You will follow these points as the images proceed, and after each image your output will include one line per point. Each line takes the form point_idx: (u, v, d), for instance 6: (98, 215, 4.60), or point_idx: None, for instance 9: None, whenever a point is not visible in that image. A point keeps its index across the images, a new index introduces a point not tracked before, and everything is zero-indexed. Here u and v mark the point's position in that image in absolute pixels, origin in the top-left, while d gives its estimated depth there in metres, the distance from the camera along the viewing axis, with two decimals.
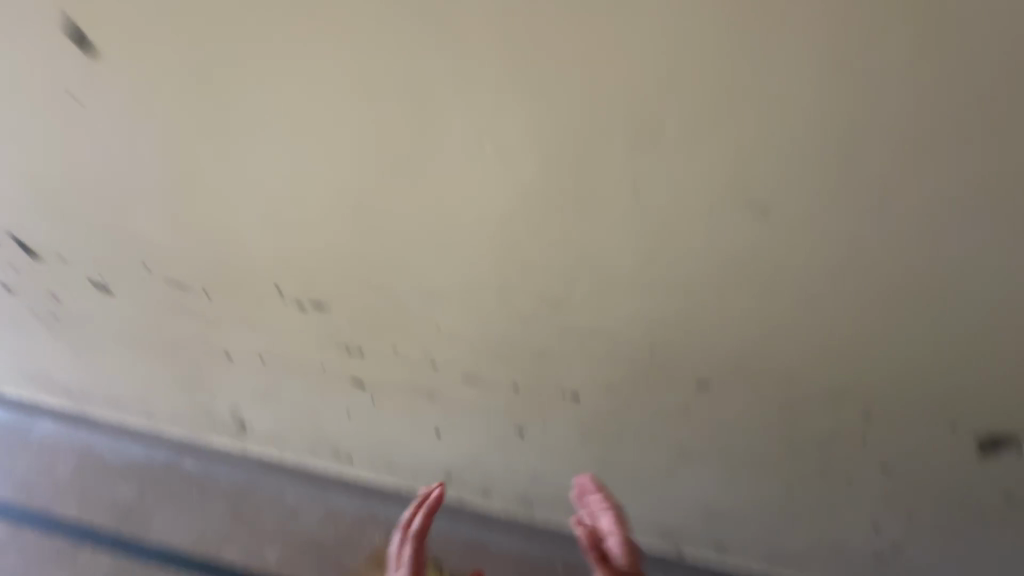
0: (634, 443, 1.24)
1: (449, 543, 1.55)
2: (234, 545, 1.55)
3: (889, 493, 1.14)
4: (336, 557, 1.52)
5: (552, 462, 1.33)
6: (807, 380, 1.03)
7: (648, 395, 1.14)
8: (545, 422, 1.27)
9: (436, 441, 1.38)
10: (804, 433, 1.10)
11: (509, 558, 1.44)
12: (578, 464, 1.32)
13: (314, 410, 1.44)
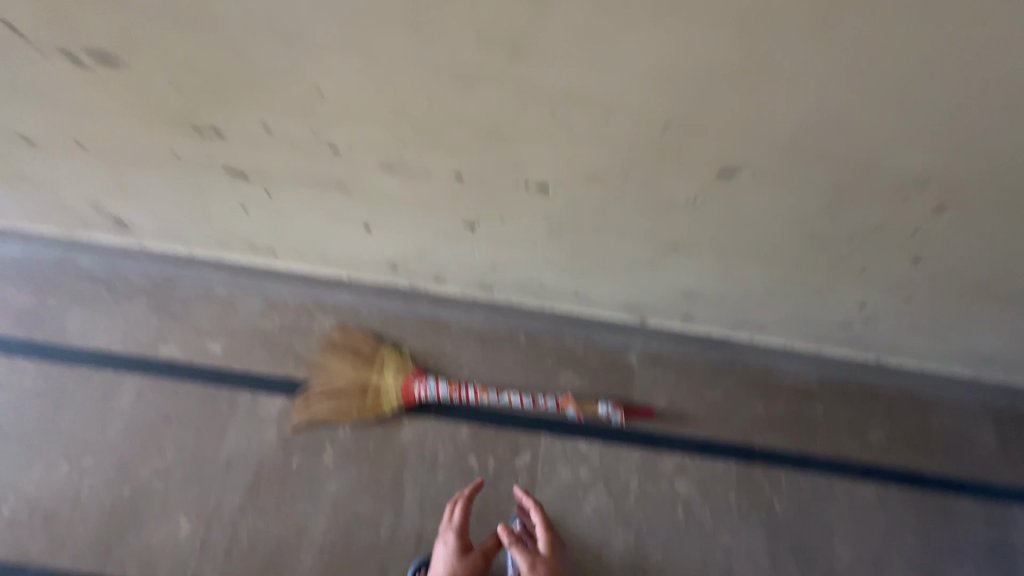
0: (601, 251, 1.12)
1: (407, 320, 1.48)
2: (170, 340, 1.42)
3: (848, 289, 1.15)
4: (286, 343, 1.44)
5: (512, 271, 1.21)
6: (804, 185, 0.89)
7: (629, 198, 0.96)
8: (505, 230, 1.07)
9: (382, 247, 1.19)
10: (795, 228, 0.99)
11: (466, 360, 1.46)
12: (543, 271, 1.19)
13: (221, 211, 1.16)
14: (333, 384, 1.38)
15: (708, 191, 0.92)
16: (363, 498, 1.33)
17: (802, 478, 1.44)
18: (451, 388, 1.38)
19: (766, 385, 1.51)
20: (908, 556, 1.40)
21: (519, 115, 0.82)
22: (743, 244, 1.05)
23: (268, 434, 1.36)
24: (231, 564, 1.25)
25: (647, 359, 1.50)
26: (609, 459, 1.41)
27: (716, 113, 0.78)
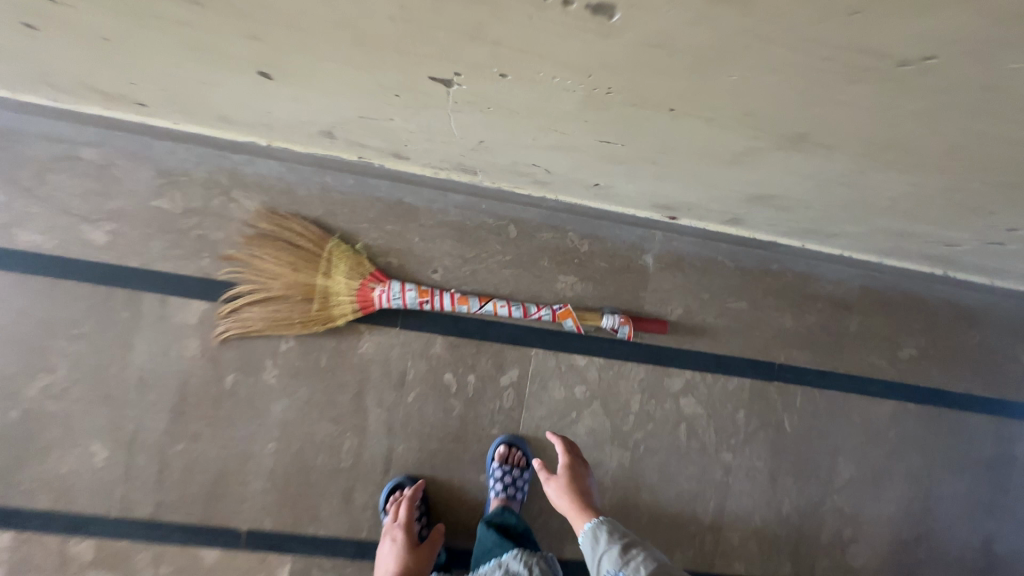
0: (644, 155, 0.71)
1: (360, 203, 1.11)
2: (28, 225, 1.02)
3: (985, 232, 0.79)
4: (195, 231, 1.07)
5: (510, 160, 0.81)
6: None
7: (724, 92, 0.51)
8: (493, 113, 0.65)
9: (304, 118, 0.76)
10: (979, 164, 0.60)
11: (433, 254, 1.14)
12: (555, 164, 0.80)
13: (19, 51, 0.68)
14: (270, 290, 1.05)
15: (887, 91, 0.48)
16: (318, 420, 1.12)
17: (821, 396, 1.29)
18: (421, 295, 1.08)
19: (801, 294, 1.27)
20: (909, 471, 1.34)
21: None
22: (872, 178, 0.66)
23: (189, 348, 1.07)
24: (163, 494, 1.08)
25: (666, 261, 1.21)
26: (603, 374, 1.20)
27: None
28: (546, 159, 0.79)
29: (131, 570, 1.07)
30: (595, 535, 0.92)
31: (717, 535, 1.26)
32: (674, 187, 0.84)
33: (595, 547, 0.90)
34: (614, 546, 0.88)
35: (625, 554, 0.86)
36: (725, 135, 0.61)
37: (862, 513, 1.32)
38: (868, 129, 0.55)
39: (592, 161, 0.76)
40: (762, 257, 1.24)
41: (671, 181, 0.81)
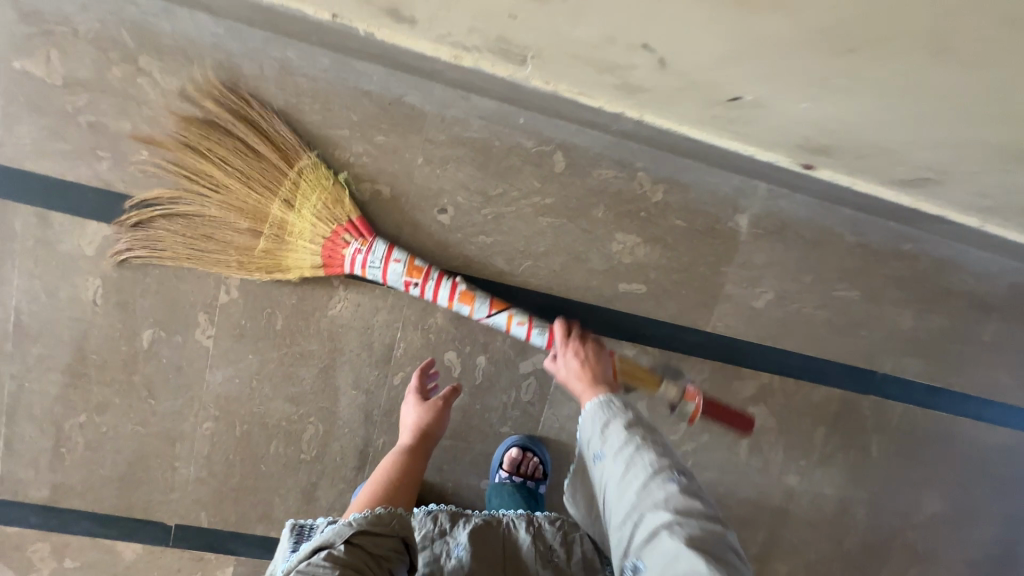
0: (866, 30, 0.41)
1: (338, 97, 0.74)
2: None
3: None
4: (86, 116, 0.71)
5: (616, 27, 0.49)
6: None
7: None
8: None
9: None
10: None
11: (443, 184, 0.78)
12: (689, 43, 0.49)
13: None
14: (203, 209, 0.71)
15: None
16: (271, 398, 0.82)
17: (924, 418, 1.00)
18: (409, 273, 0.72)
19: (932, 287, 0.94)
20: (1005, 512, 1.09)
21: None
22: None
23: (86, 289, 0.75)
24: (63, 475, 0.81)
25: (765, 226, 0.87)
26: (656, 369, 0.90)
27: None
28: (698, 25, 0.46)
29: (26, 562, 0.83)
30: (595, 415, 0.63)
31: (762, 567, 1.03)
32: (863, 109, 0.53)
33: (586, 427, 0.64)
34: (609, 426, 0.62)
35: (621, 440, 0.60)
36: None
37: (938, 554, 1.08)
38: None
39: (777, 29, 0.44)
40: (894, 233, 0.90)
41: (873, 93, 0.50)
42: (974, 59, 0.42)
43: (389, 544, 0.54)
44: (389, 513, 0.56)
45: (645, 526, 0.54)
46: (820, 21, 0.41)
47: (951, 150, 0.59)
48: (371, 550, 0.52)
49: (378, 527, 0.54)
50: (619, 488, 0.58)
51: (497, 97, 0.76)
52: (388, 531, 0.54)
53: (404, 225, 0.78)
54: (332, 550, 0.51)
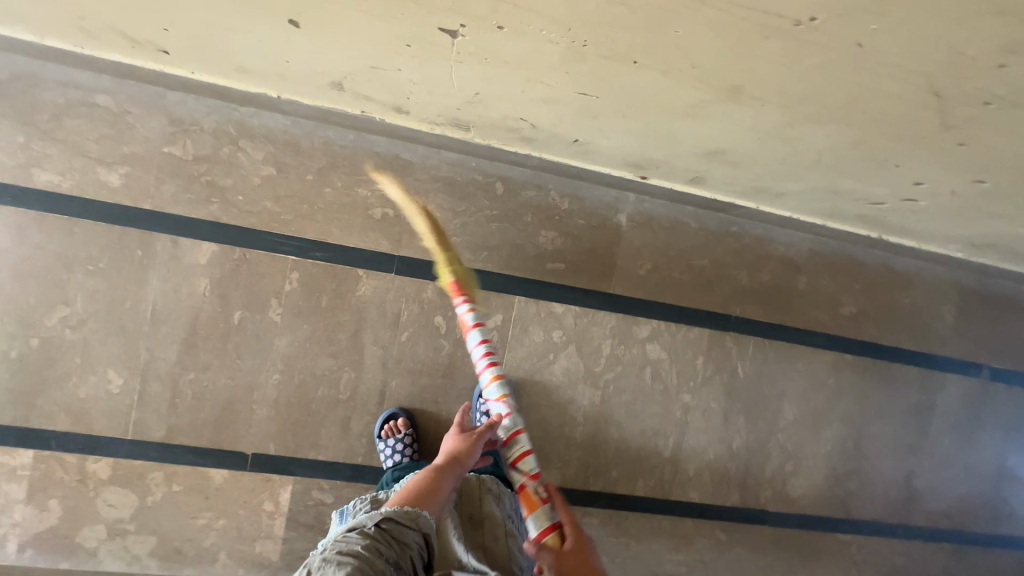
0: (600, 135, 0.91)
1: (360, 156, 1.20)
2: (45, 166, 1.09)
3: (888, 195, 0.95)
4: (206, 177, 1.15)
5: (498, 127, 0.98)
6: (867, 124, 0.66)
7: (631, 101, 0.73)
8: (474, 98, 0.85)
9: (333, 82, 0.90)
10: (843, 155, 0.78)
11: (428, 205, 1.24)
12: (531, 134, 0.98)
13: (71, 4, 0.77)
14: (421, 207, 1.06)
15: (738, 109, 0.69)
16: (319, 355, 1.22)
17: (770, 346, 1.45)
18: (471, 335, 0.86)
19: (757, 254, 1.41)
20: (845, 415, 1.51)
21: None
22: (770, 158, 0.86)
23: (199, 286, 1.16)
24: (176, 419, 1.18)
25: (638, 220, 1.34)
26: (579, 321, 1.33)
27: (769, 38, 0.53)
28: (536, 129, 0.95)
29: (146, 487, 1.18)
30: None
31: (675, 467, 1.42)
32: (632, 157, 1.03)
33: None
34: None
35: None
36: (676, 85, 0.65)
37: (802, 450, 1.50)
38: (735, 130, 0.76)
39: (566, 132, 0.94)
40: (724, 220, 1.38)
41: (629, 152, 0.99)
42: (652, 144, 0.92)
43: (406, 534, 0.80)
44: (410, 516, 0.81)
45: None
46: (581, 130, 0.91)
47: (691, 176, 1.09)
48: (392, 532, 0.79)
49: (400, 518, 0.80)
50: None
51: (458, 152, 1.24)
52: (406, 524, 0.80)
53: (404, 233, 1.23)
54: (363, 527, 0.79)
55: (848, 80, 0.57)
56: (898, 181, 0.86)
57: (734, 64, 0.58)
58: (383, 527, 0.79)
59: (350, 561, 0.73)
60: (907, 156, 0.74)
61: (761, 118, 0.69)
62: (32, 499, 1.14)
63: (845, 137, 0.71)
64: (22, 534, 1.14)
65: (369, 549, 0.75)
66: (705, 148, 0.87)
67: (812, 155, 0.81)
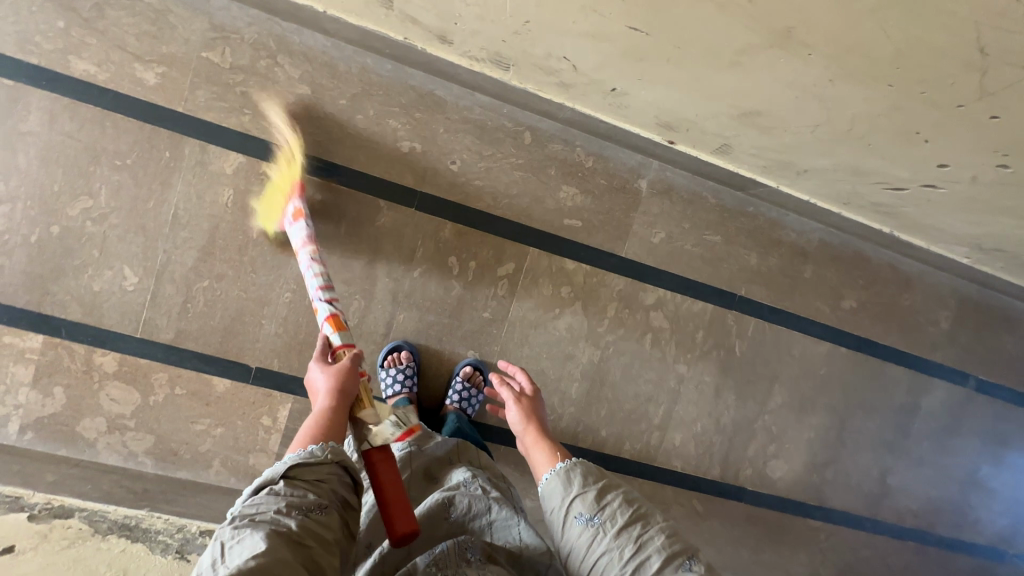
0: (634, 80, 0.93)
1: (394, 87, 1.21)
2: (83, 55, 1.09)
3: (911, 181, 0.98)
4: (241, 88, 1.15)
5: (540, 66, 0.99)
6: (902, 84, 0.70)
7: (678, 42, 0.75)
8: (519, 27, 0.86)
9: None
10: (873, 125, 0.82)
11: (457, 144, 1.25)
12: (569, 74, 0.99)
13: None
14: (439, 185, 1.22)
15: (778, 61, 0.72)
16: (332, 279, 1.24)
17: (769, 329, 1.48)
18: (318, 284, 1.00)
19: (768, 237, 1.44)
20: (831, 405, 1.56)
21: None
22: (800, 125, 0.88)
23: (222, 196, 1.17)
24: (187, 323, 1.20)
25: (658, 188, 1.36)
26: (588, 280, 1.36)
27: None
28: (576, 69, 0.96)
29: (149, 387, 1.20)
30: (575, 488, 0.80)
31: (662, 434, 1.46)
32: (663, 112, 1.03)
33: (566, 490, 0.80)
34: (589, 491, 0.79)
35: (601, 499, 0.78)
36: (729, 24, 0.67)
37: (786, 434, 1.54)
38: (774, 86, 0.78)
39: (604, 75, 0.94)
40: (741, 199, 1.41)
41: (661, 104, 0.99)
42: (687, 99, 0.93)
43: (322, 472, 0.71)
44: (327, 447, 0.73)
45: (644, 563, 0.72)
46: (618, 74, 0.92)
47: (717, 144, 1.10)
48: (306, 482, 0.69)
49: (309, 463, 0.71)
50: (607, 544, 0.74)
51: (491, 95, 1.24)
52: (317, 466, 0.71)
53: (427, 170, 1.25)
54: (273, 486, 0.68)
55: (899, 27, 0.61)
56: (923, 164, 0.90)
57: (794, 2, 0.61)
58: (296, 483, 0.69)
59: (270, 525, 0.63)
60: (938, 130, 0.78)
61: (803, 74, 0.73)
62: (38, 383, 1.16)
63: (881, 101, 0.75)
64: (23, 417, 1.16)
65: (290, 506, 0.66)
66: (739, 107, 0.89)
67: (841, 125, 0.84)
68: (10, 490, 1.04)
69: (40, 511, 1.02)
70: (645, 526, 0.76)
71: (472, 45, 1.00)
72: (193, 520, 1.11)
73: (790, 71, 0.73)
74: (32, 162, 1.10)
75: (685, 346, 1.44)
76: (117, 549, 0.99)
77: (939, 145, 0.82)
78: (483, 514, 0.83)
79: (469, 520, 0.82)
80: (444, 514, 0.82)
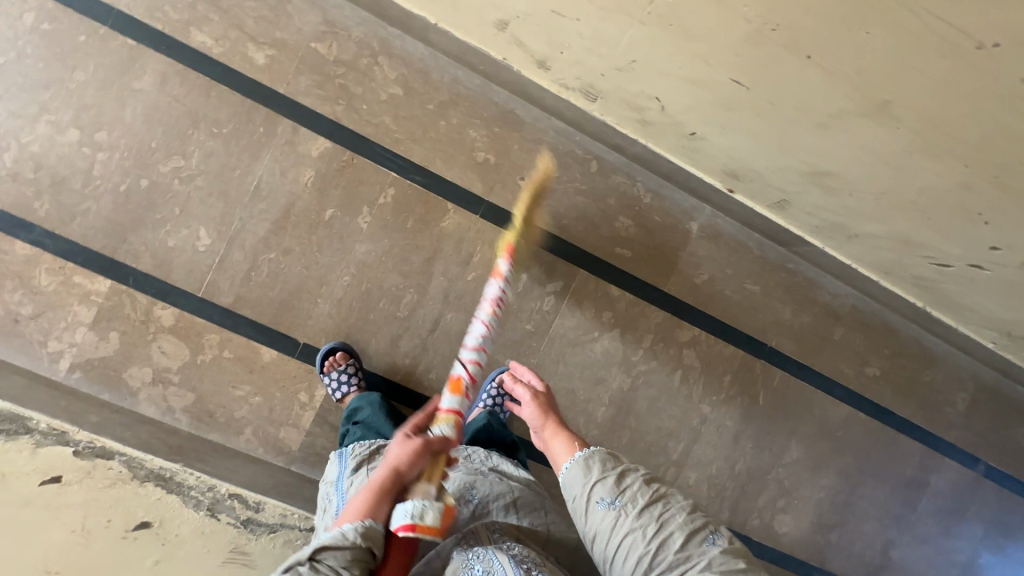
0: (718, 129, 1.03)
1: (479, 101, 1.29)
2: (204, 29, 1.18)
3: (964, 263, 1.10)
4: (340, 80, 1.23)
5: (629, 105, 1.07)
6: (971, 163, 0.88)
7: (775, 100, 0.91)
8: (624, 62, 0.96)
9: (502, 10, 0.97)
10: (937, 202, 0.98)
11: (528, 161, 1.32)
12: (653, 111, 1.05)
13: None
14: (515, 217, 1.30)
15: (868, 131, 0.89)
16: (390, 270, 1.29)
17: (793, 383, 1.52)
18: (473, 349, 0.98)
19: (804, 295, 1.50)
20: (843, 468, 1.58)
21: None
22: (867, 195, 1.02)
23: (303, 176, 1.24)
24: (248, 290, 1.24)
25: (708, 232, 1.43)
26: (630, 308, 1.41)
27: (912, 71, 0.78)
28: (666, 116, 1.05)
29: (200, 346, 1.23)
30: (594, 473, 0.82)
31: (678, 471, 1.48)
32: (735, 164, 1.11)
33: (586, 476, 0.83)
34: (608, 476, 0.82)
35: (621, 482, 0.81)
36: (831, 88, 0.85)
37: (797, 490, 1.56)
38: (857, 154, 0.95)
39: (693, 126, 1.05)
40: (783, 255, 1.47)
41: (738, 154, 1.07)
42: (759, 160, 1.06)
43: (347, 557, 0.71)
44: (360, 531, 0.72)
45: (667, 539, 0.75)
46: (704, 128, 1.04)
47: (780, 203, 1.16)
48: (328, 567, 0.70)
49: (336, 545, 0.71)
50: (630, 526, 0.77)
51: (567, 123, 1.32)
52: (342, 550, 0.71)
53: (496, 182, 1.32)
54: (297, 567, 0.70)
55: (987, 114, 0.80)
56: (978, 245, 1.04)
57: (895, 78, 0.80)
58: (320, 563, 0.70)
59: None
60: (997, 210, 0.95)
61: (888, 142, 0.90)
62: (96, 326, 1.19)
63: (951, 177, 0.92)
64: (76, 356, 1.19)
65: None
66: (809, 167, 1.02)
67: (909, 199, 0.99)
68: (57, 423, 1.06)
69: (84, 449, 1.03)
70: (666, 506, 0.79)
71: (567, 74, 1.07)
72: (224, 481, 1.12)
73: (872, 143, 0.91)
74: (137, 117, 1.17)
75: (711, 386, 1.48)
76: (154, 497, 1.01)
77: (999, 225, 0.98)
78: (502, 496, 0.95)
79: (491, 500, 0.94)
80: (467, 497, 0.93)
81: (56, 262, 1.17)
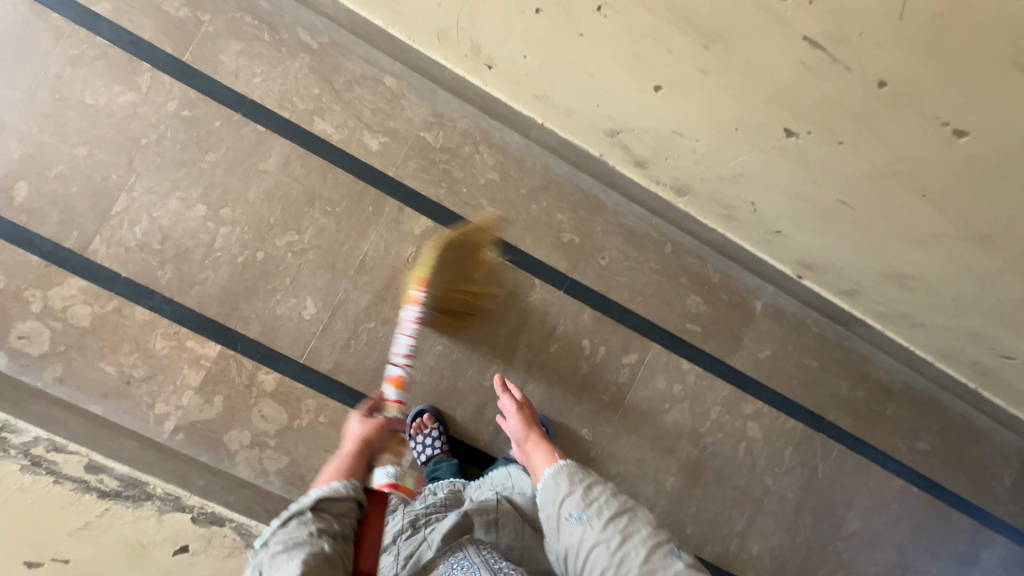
0: (812, 228, 1.27)
1: (568, 186, 1.40)
2: (326, 118, 1.29)
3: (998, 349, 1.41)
4: (444, 165, 1.34)
5: (727, 204, 1.32)
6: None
7: (879, 220, 1.17)
8: (730, 170, 1.21)
9: (614, 118, 1.22)
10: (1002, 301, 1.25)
11: (609, 242, 1.42)
12: (757, 211, 1.30)
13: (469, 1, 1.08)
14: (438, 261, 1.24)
15: (960, 253, 1.16)
16: (479, 340, 1.36)
17: (851, 456, 1.58)
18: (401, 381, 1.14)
19: (859, 371, 1.58)
20: (899, 542, 1.61)
21: (900, 104, 0.93)
22: (946, 293, 1.28)
23: (405, 251, 1.32)
24: (347, 357, 1.30)
25: (771, 311, 1.52)
26: (699, 381, 1.48)
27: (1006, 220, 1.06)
28: (775, 221, 1.31)
29: (297, 410, 1.27)
30: (565, 488, 0.88)
31: (742, 541, 1.51)
32: (823, 252, 1.33)
33: (557, 492, 0.89)
34: (575, 491, 0.87)
35: (588, 496, 0.86)
36: (937, 219, 1.11)
37: (856, 563, 1.58)
38: (944, 266, 1.21)
39: (801, 233, 1.30)
40: (841, 333, 1.56)
41: (827, 248, 1.31)
42: (852, 262, 1.32)
43: (346, 508, 0.81)
44: (351, 485, 0.83)
45: (629, 552, 0.80)
46: (809, 233, 1.29)
47: (857, 292, 1.41)
48: (333, 515, 0.79)
49: (334, 497, 0.81)
50: (596, 539, 0.82)
51: (647, 208, 1.43)
52: (340, 504, 0.81)
53: (580, 260, 1.41)
54: (301, 516, 0.77)
55: None
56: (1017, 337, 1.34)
57: (997, 222, 1.07)
58: (323, 512, 0.79)
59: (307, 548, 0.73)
60: None
61: (976, 260, 1.16)
62: (202, 389, 1.24)
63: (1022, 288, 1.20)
64: (181, 418, 1.22)
65: (320, 531, 0.76)
66: (896, 270, 1.28)
67: (978, 299, 1.26)
68: (170, 488, 1.09)
69: (199, 516, 1.06)
70: (631, 519, 0.83)
71: (663, 172, 1.31)
72: None
73: (966, 261, 1.17)
74: (260, 195, 1.26)
75: (773, 457, 1.53)
76: None
77: None
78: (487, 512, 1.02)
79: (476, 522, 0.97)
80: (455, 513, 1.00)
81: (172, 327, 1.23)
